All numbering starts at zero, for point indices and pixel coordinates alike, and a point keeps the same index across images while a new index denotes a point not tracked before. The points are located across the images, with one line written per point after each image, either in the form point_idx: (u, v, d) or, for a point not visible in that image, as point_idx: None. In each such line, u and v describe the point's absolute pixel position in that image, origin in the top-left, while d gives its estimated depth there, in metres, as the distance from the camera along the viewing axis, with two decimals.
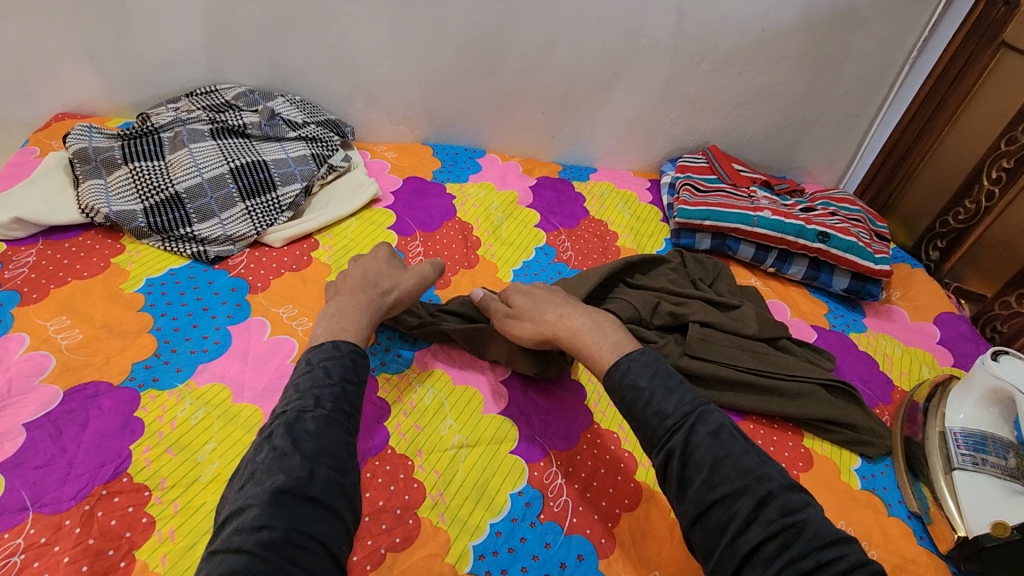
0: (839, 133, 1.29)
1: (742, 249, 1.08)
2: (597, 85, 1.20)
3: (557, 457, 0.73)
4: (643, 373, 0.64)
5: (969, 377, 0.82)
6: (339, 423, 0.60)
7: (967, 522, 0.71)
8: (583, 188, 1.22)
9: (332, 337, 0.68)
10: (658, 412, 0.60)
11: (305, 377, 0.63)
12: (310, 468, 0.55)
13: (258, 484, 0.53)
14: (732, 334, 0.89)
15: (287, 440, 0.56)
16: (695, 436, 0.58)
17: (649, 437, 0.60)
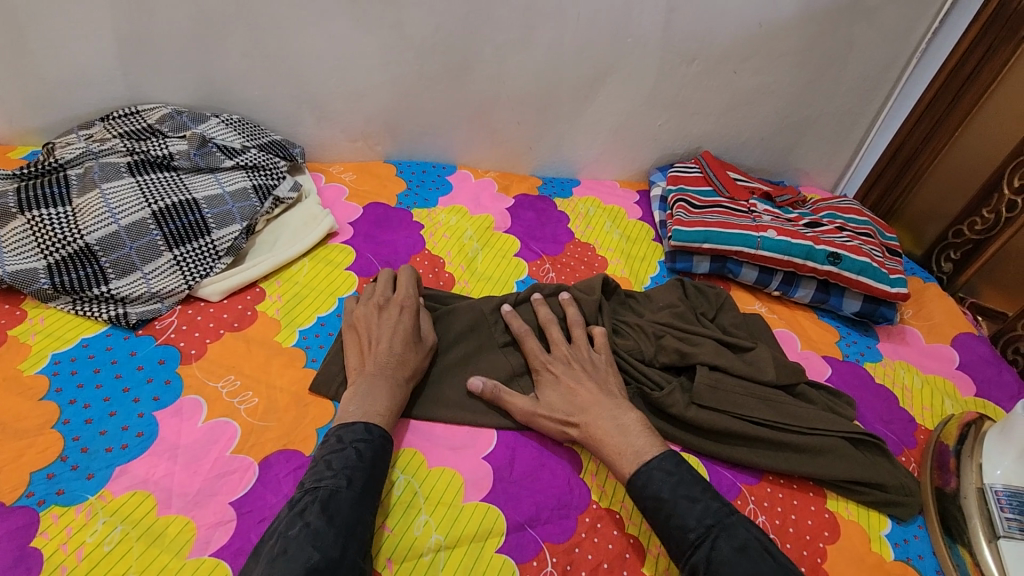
0: (840, 133, 1.19)
1: (744, 273, 0.98)
2: (578, 90, 1.07)
3: (552, 552, 0.63)
4: (665, 481, 0.61)
5: (1011, 424, 0.73)
6: (369, 506, 0.57)
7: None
8: (566, 205, 1.10)
9: (364, 417, 0.64)
10: (681, 524, 0.58)
11: (337, 457, 0.59)
12: (341, 548, 0.52)
13: (292, 560, 0.50)
14: (745, 379, 0.78)
15: (321, 518, 0.54)
16: (719, 550, 0.56)
17: (677, 548, 0.58)
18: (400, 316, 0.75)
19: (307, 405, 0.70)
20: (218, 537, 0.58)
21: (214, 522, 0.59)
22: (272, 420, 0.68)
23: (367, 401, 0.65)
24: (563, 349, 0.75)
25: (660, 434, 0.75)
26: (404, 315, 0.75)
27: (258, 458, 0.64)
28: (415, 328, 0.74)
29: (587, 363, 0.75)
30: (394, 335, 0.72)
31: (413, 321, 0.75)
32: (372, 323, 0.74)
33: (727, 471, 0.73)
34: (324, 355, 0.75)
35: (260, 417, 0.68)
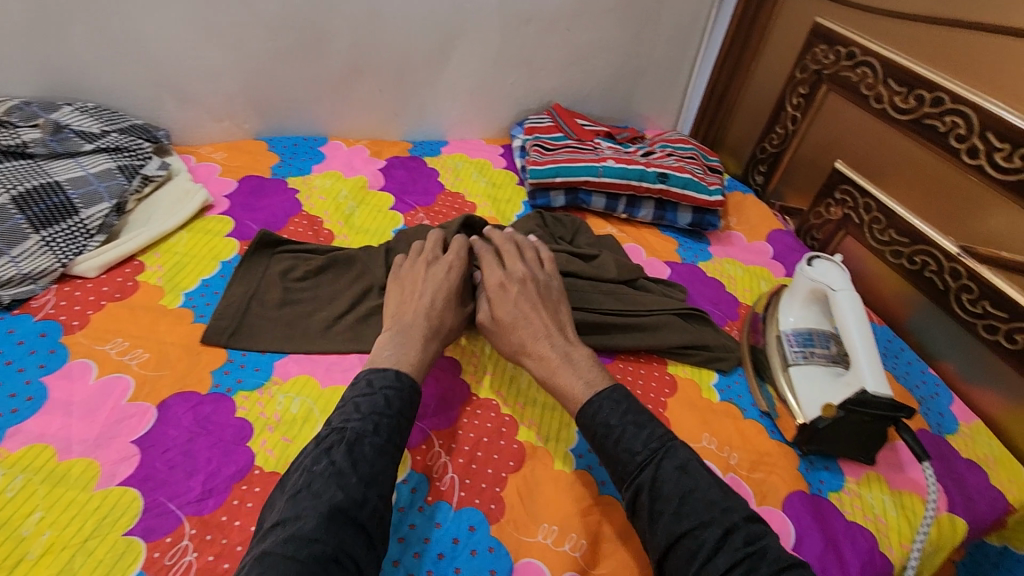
0: (668, 79, 1.38)
1: (594, 201, 1.13)
2: (431, 56, 1.17)
3: (438, 436, 0.73)
4: (615, 410, 0.67)
5: (795, 283, 0.90)
6: (393, 452, 0.62)
7: (803, 409, 0.79)
8: (435, 163, 1.20)
9: (396, 364, 0.70)
10: (629, 448, 0.63)
11: (366, 400, 0.65)
12: (364, 491, 0.57)
13: (316, 496, 0.55)
14: (594, 280, 0.93)
15: (346, 458, 0.59)
16: (663, 470, 0.61)
17: (621, 472, 0.63)
18: (447, 273, 0.82)
19: (200, 354, 0.76)
20: (123, 469, 0.63)
21: (118, 458, 0.64)
22: (165, 370, 0.73)
23: (401, 349, 0.72)
24: (523, 276, 0.82)
25: None
26: (449, 271, 0.83)
27: (155, 402, 0.69)
28: (456, 287, 0.81)
29: (541, 284, 0.82)
30: (437, 293, 0.79)
31: (458, 279, 0.82)
32: (417, 277, 0.83)
33: None
34: (212, 310, 0.81)
35: (152, 368, 0.73)
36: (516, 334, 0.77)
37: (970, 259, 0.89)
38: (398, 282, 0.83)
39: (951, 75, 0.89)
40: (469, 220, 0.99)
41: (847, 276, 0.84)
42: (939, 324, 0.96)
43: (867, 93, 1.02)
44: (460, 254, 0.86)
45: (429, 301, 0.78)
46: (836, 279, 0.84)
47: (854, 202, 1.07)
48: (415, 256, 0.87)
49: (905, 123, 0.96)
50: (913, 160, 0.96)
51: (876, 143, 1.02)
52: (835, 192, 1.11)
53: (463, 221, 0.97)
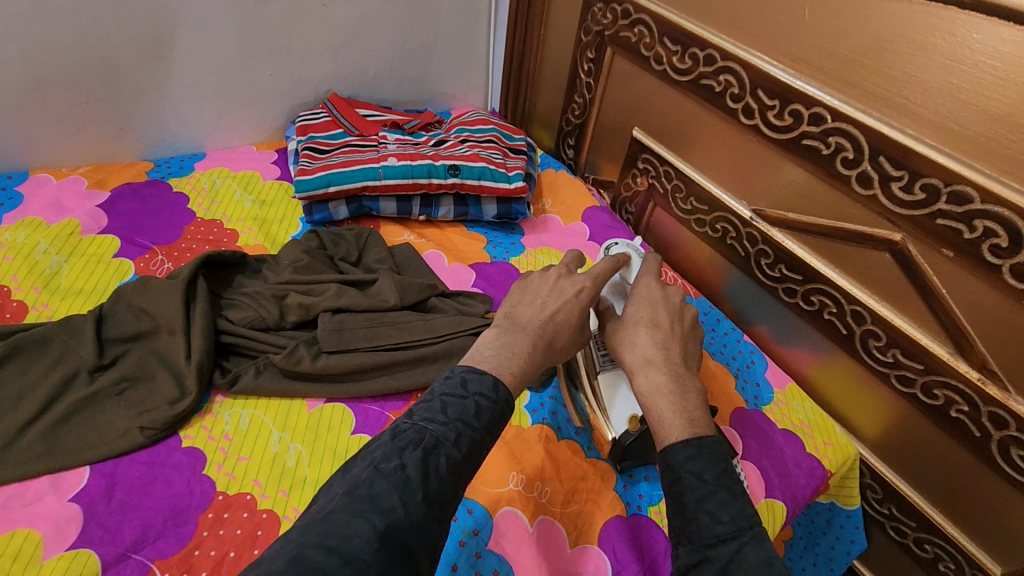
0: (460, 51, 1.23)
1: (383, 206, 0.97)
2: (145, 49, 0.92)
3: (162, 568, 0.56)
4: (709, 465, 0.50)
5: None
6: (466, 477, 0.47)
7: (611, 422, 0.72)
8: (185, 185, 0.98)
9: (496, 373, 0.54)
10: (712, 511, 0.47)
11: (455, 401, 0.50)
12: (425, 516, 0.42)
13: (372, 504, 0.41)
14: (371, 311, 0.80)
15: (420, 468, 0.44)
16: (744, 554, 0.44)
17: (689, 532, 0.48)
18: (578, 291, 0.66)
19: None
20: None
21: None
22: None
23: (506, 355, 0.56)
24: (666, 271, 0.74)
25: (296, 394, 0.72)
26: (563, 281, 0.67)
27: None
28: (586, 306, 0.66)
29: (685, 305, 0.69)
30: (565, 303, 0.64)
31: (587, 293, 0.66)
32: (545, 279, 0.67)
33: (375, 405, 0.73)
34: None
35: None
36: (632, 336, 0.64)
37: (763, 222, 0.86)
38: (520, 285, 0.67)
39: (719, 29, 0.83)
40: (214, 259, 0.81)
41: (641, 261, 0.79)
42: (749, 288, 0.93)
43: (647, 55, 0.94)
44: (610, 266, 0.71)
45: (552, 305, 0.63)
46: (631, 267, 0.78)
47: (655, 171, 1.01)
48: (546, 267, 0.70)
49: (685, 84, 0.89)
50: (700, 122, 0.90)
51: (665, 108, 0.95)
52: (638, 162, 1.04)
53: (199, 263, 0.78)
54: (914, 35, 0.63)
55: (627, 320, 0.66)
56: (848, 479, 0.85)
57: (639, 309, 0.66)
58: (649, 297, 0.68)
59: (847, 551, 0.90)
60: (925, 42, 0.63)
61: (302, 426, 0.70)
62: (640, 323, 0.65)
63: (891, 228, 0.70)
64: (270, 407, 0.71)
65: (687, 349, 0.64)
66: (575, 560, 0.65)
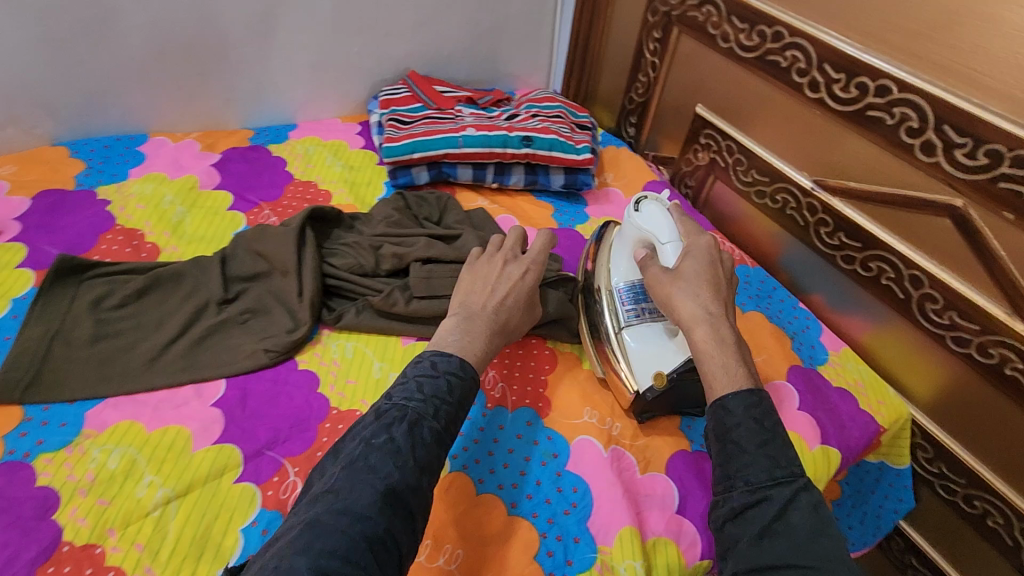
0: (527, 33, 1.30)
1: (460, 172, 1.05)
2: (252, 27, 1.02)
3: (292, 464, 0.65)
4: (767, 418, 0.59)
5: (625, 228, 0.82)
6: (446, 442, 0.59)
7: (636, 377, 0.74)
8: (282, 150, 1.08)
9: (461, 352, 0.67)
10: (772, 459, 0.56)
11: (428, 381, 0.62)
12: (418, 476, 0.55)
13: (372, 472, 0.53)
14: (456, 263, 0.87)
15: (406, 437, 0.56)
16: (799, 497, 0.54)
17: (744, 475, 0.56)
18: (523, 275, 0.77)
19: None
20: None
21: None
22: None
23: (468, 338, 0.69)
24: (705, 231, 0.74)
25: (392, 332, 0.80)
26: (524, 274, 0.78)
27: None
28: (531, 287, 0.77)
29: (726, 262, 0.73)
30: (511, 291, 0.75)
31: (535, 281, 0.78)
32: (492, 270, 0.78)
33: None
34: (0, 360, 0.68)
35: None
36: (692, 288, 0.68)
37: (824, 192, 0.91)
38: (470, 273, 0.78)
39: (787, 7, 0.88)
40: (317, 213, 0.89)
41: (672, 219, 0.77)
42: (806, 257, 0.98)
43: (714, 33, 1.00)
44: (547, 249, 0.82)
45: (501, 292, 0.75)
46: (665, 224, 0.77)
47: (717, 146, 1.06)
48: (492, 251, 0.81)
49: (751, 61, 0.95)
50: (764, 98, 0.95)
51: (729, 84, 1.00)
52: (700, 137, 1.10)
53: (307, 214, 0.88)
54: (983, 9, 0.68)
55: (685, 276, 0.69)
56: (900, 437, 0.89)
57: (698, 266, 0.69)
58: (701, 253, 0.71)
59: (895, 509, 0.94)
60: (995, 16, 0.67)
61: (399, 358, 0.78)
62: (700, 280, 0.68)
63: (953, 193, 0.75)
64: (370, 341, 0.80)
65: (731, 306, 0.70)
66: (646, 484, 0.71)
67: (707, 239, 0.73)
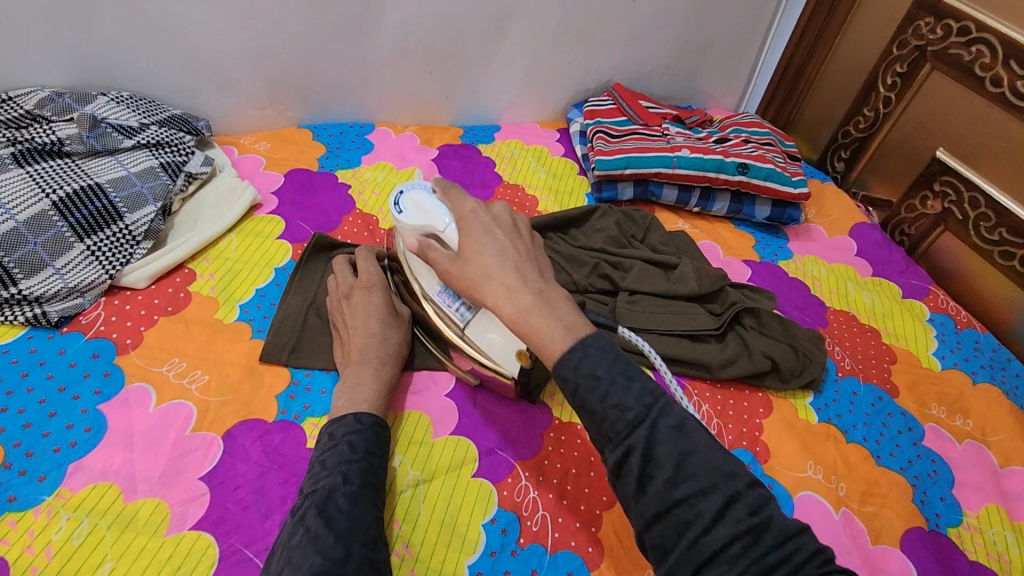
0: (737, 53, 1.25)
1: (666, 193, 1.04)
2: (484, 31, 1.05)
3: (523, 468, 0.67)
4: (602, 359, 0.49)
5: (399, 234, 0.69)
6: (371, 498, 0.54)
7: (504, 366, 0.66)
8: (489, 151, 1.11)
9: (352, 407, 0.62)
10: (619, 404, 0.46)
11: (330, 454, 0.57)
12: (345, 546, 0.49)
13: (296, 569, 0.46)
14: (665, 295, 0.85)
15: (320, 519, 0.50)
16: (659, 429, 0.46)
17: (604, 431, 0.47)
18: (367, 299, 0.73)
19: (263, 376, 0.70)
20: (194, 511, 0.58)
21: (187, 498, 0.59)
22: (228, 394, 0.68)
23: (355, 390, 0.64)
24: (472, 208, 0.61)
25: None
26: (371, 294, 0.74)
27: (221, 432, 0.64)
28: (388, 309, 0.73)
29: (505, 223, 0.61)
30: (371, 321, 0.71)
31: (383, 298, 0.74)
32: (346, 313, 0.73)
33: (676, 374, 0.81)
34: (270, 323, 0.75)
35: (214, 393, 0.68)
36: (479, 263, 0.57)
37: None
38: (339, 313, 0.74)
39: None
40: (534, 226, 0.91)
41: (443, 206, 0.65)
42: None
43: (982, 75, 0.92)
44: (378, 273, 0.77)
45: (366, 327, 0.70)
46: (437, 211, 0.64)
47: (957, 196, 0.97)
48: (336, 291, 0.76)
49: None
50: None
51: (989, 131, 0.92)
52: (934, 183, 1.01)
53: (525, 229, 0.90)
54: None
55: (469, 256, 0.57)
56: None
57: (479, 240, 0.58)
58: (476, 221, 0.60)
59: None
60: None
61: None
62: (484, 253, 0.57)
63: None
64: None
65: (535, 261, 0.58)
66: (879, 557, 0.66)
67: (472, 205, 0.62)
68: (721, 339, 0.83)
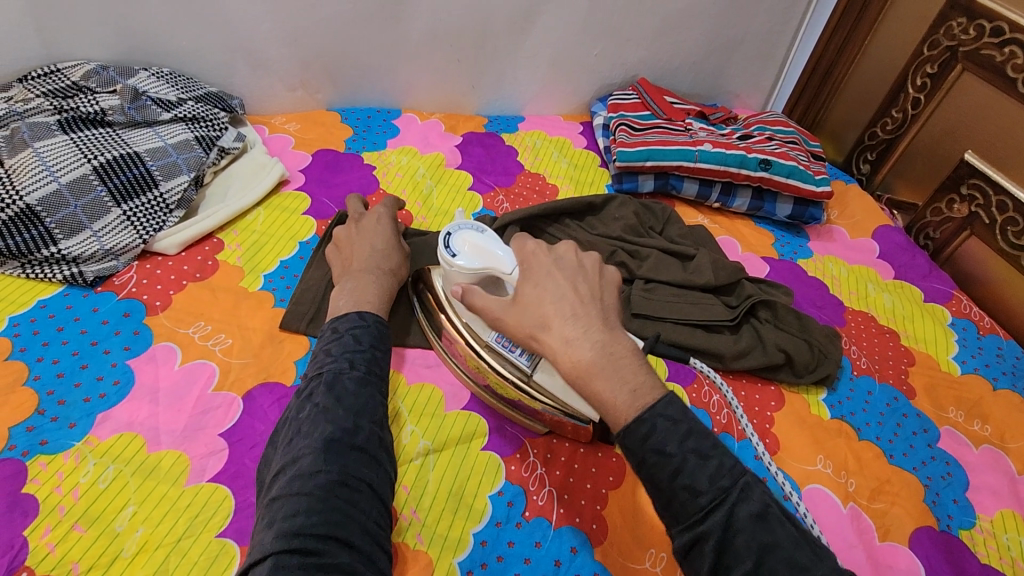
0: (765, 52, 1.24)
1: (686, 187, 1.04)
2: (513, 22, 1.07)
3: (531, 445, 0.69)
4: (671, 434, 0.48)
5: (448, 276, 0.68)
6: (375, 384, 0.58)
7: (566, 406, 0.63)
8: (512, 139, 1.13)
9: (356, 308, 0.65)
10: (689, 485, 0.46)
11: (335, 343, 0.60)
12: (354, 420, 0.53)
13: (307, 437, 0.51)
14: (679, 285, 0.85)
15: (329, 397, 0.54)
16: (736, 516, 0.45)
17: (673, 510, 0.47)
18: (377, 225, 0.78)
19: (283, 343, 0.73)
20: (212, 465, 0.60)
21: (206, 452, 0.61)
22: (250, 358, 0.70)
23: (356, 295, 0.67)
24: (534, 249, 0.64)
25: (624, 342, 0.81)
26: (381, 222, 0.79)
27: (241, 392, 0.67)
28: (394, 234, 0.78)
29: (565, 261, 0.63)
30: (378, 242, 0.76)
31: (391, 227, 0.79)
32: (354, 236, 0.77)
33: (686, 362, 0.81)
34: (292, 294, 0.77)
35: (236, 356, 0.70)
36: (539, 310, 0.58)
37: None
38: (346, 235, 0.78)
39: None
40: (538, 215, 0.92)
41: (499, 247, 0.65)
42: None
43: (1013, 76, 0.90)
44: (390, 208, 0.82)
45: (370, 244, 0.75)
46: (496, 255, 0.65)
47: (984, 200, 0.96)
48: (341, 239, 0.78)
49: None
50: None
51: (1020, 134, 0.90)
52: (961, 187, 1.00)
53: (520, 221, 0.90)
54: None
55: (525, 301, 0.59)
56: None
57: (538, 289, 0.60)
58: (538, 264, 0.62)
59: None
60: None
61: None
62: (545, 300, 0.58)
63: None
64: None
65: (597, 304, 0.59)
66: (887, 554, 0.66)
67: (534, 244, 0.65)
68: (735, 330, 0.83)
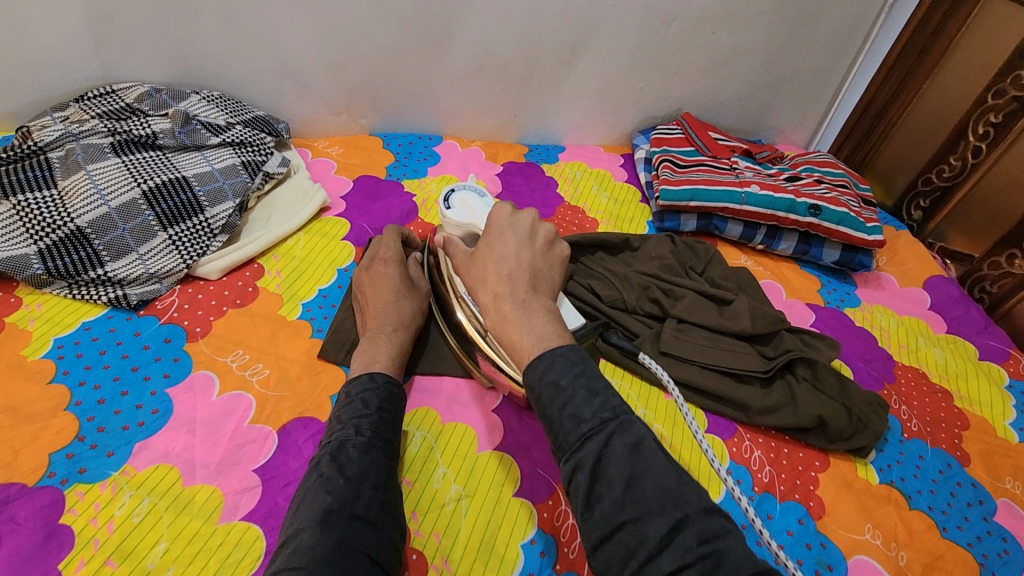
0: (814, 89, 1.21)
1: (730, 228, 1.01)
2: (560, 55, 1.06)
3: (566, 494, 0.66)
4: (567, 370, 0.51)
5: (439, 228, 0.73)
6: (381, 448, 0.57)
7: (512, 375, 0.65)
8: (553, 170, 1.12)
9: (367, 368, 0.65)
10: (574, 414, 0.48)
11: (345, 409, 0.60)
12: (354, 489, 0.52)
13: (308, 507, 0.51)
14: (714, 330, 0.82)
15: (332, 465, 0.54)
16: (613, 445, 0.47)
17: (559, 441, 0.49)
18: (386, 270, 0.77)
19: (319, 375, 0.72)
20: (246, 502, 0.60)
21: (240, 488, 0.61)
22: (286, 390, 0.70)
23: (369, 355, 0.67)
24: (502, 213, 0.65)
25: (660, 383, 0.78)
26: (389, 268, 0.77)
27: (276, 427, 0.66)
28: (403, 280, 0.76)
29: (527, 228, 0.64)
30: (383, 291, 0.74)
31: (399, 271, 0.77)
32: (364, 285, 0.77)
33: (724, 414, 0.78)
34: (330, 325, 0.77)
35: (273, 387, 0.70)
36: (482, 265, 0.62)
37: None
38: (361, 278, 0.78)
39: None
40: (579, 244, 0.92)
41: (487, 209, 0.70)
42: None
43: None
44: (397, 244, 0.81)
45: (378, 297, 0.74)
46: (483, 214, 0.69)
47: None
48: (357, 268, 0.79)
49: None
50: None
51: None
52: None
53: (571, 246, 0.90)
54: None
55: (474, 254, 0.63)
56: None
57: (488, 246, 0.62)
58: (496, 224, 0.64)
59: None
60: None
61: (662, 411, 0.76)
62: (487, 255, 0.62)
63: None
64: (634, 383, 0.79)
65: (534, 270, 0.61)
66: None
67: (502, 207, 0.66)
68: (767, 383, 0.79)
